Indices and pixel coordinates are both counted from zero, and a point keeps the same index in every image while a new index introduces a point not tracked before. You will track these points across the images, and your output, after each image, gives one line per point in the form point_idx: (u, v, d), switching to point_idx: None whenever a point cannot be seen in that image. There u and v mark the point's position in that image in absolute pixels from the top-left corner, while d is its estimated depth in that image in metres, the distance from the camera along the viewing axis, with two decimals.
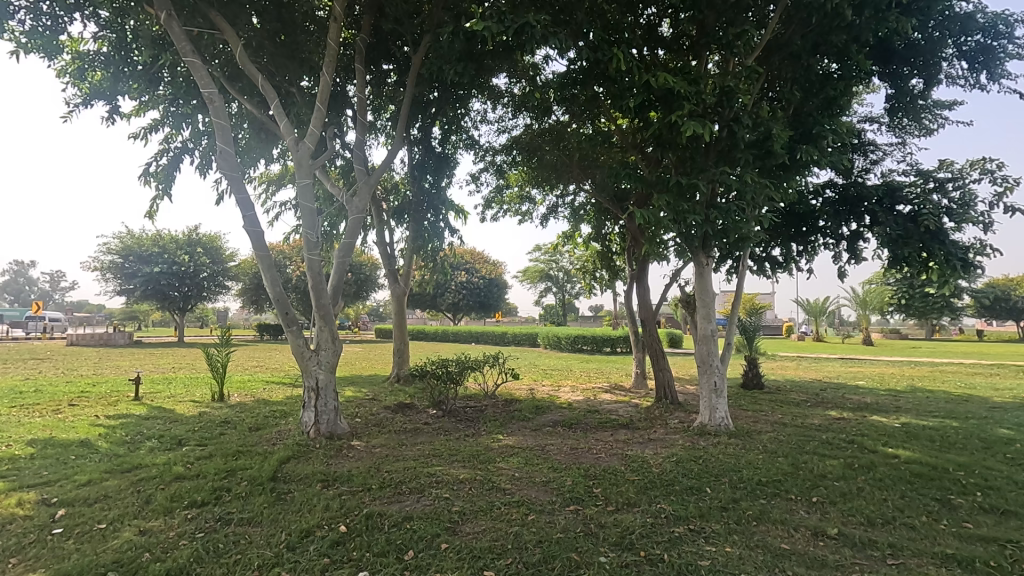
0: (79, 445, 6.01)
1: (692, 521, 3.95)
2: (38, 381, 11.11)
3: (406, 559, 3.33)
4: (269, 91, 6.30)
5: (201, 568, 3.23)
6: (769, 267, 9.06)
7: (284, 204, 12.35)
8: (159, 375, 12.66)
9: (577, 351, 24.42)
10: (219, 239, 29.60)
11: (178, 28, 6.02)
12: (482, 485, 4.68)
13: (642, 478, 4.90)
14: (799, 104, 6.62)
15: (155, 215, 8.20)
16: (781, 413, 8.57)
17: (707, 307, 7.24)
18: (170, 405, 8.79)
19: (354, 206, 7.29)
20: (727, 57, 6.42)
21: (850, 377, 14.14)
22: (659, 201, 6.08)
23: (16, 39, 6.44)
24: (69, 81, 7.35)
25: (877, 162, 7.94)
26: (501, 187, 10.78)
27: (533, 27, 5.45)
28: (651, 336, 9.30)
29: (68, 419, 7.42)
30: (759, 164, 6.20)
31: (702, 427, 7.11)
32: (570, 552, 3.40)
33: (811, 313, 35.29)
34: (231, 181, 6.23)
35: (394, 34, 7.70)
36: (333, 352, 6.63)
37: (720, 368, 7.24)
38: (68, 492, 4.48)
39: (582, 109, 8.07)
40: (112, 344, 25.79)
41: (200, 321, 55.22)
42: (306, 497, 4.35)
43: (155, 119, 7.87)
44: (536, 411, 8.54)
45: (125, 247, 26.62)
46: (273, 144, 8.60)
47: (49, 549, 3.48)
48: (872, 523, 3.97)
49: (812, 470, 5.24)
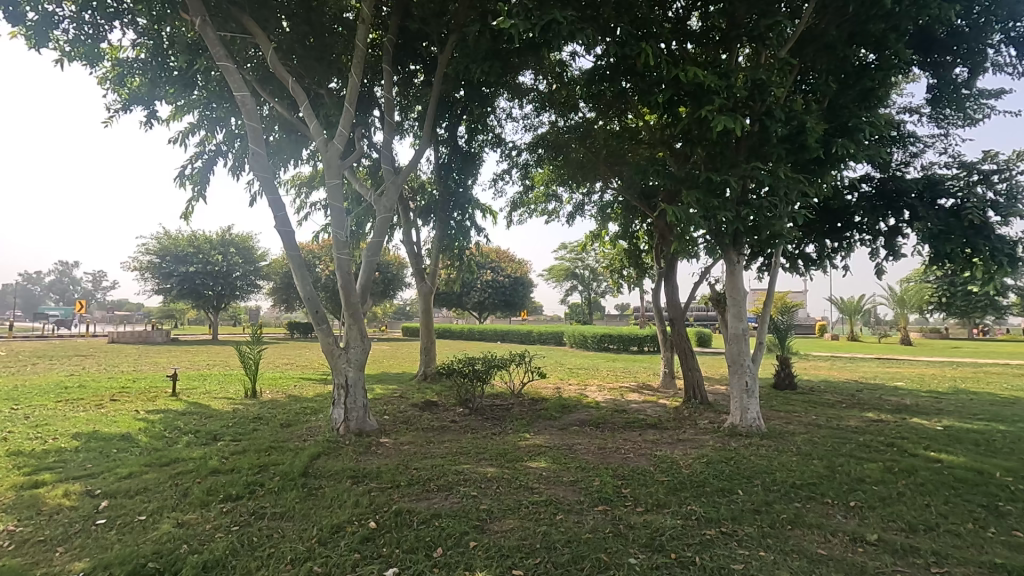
0: (120, 439, 6.22)
1: (724, 524, 3.87)
2: (83, 377, 11.52)
3: (435, 556, 3.35)
4: (299, 93, 6.39)
5: (237, 561, 3.30)
6: (803, 264, 8.85)
7: (316, 205, 12.49)
8: (195, 372, 12.95)
9: (603, 350, 24.36)
10: (251, 239, 30.34)
11: (212, 33, 6.10)
12: (509, 484, 4.68)
13: (671, 479, 4.83)
14: (835, 96, 6.43)
15: (191, 217, 8.43)
16: (815, 414, 8.33)
17: (739, 305, 7.06)
18: (206, 401, 9.01)
19: (382, 206, 7.30)
20: (759, 50, 6.28)
21: (889, 379, 13.41)
22: (688, 197, 5.98)
23: (61, 48, 6.68)
24: (111, 87, 7.63)
25: (918, 155, 7.65)
26: (527, 187, 10.86)
27: (561, 24, 5.41)
28: (680, 335, 9.14)
29: (110, 414, 7.66)
30: (792, 159, 6.06)
31: (733, 427, 6.96)
32: (599, 553, 3.38)
33: (846, 312, 34.37)
34: (263, 182, 6.34)
35: (420, 34, 7.72)
36: (362, 350, 6.69)
37: (753, 368, 7.07)
38: (110, 484, 4.65)
39: (610, 106, 8.03)
40: (150, 341, 26.65)
41: (233, 319, 56.64)
42: (336, 493, 4.41)
43: (191, 123, 8.09)
44: (562, 411, 8.50)
45: (162, 247, 27.54)
46: (303, 145, 8.77)
47: (93, 539, 3.61)
48: (914, 529, 3.83)
49: (849, 473, 5.08)
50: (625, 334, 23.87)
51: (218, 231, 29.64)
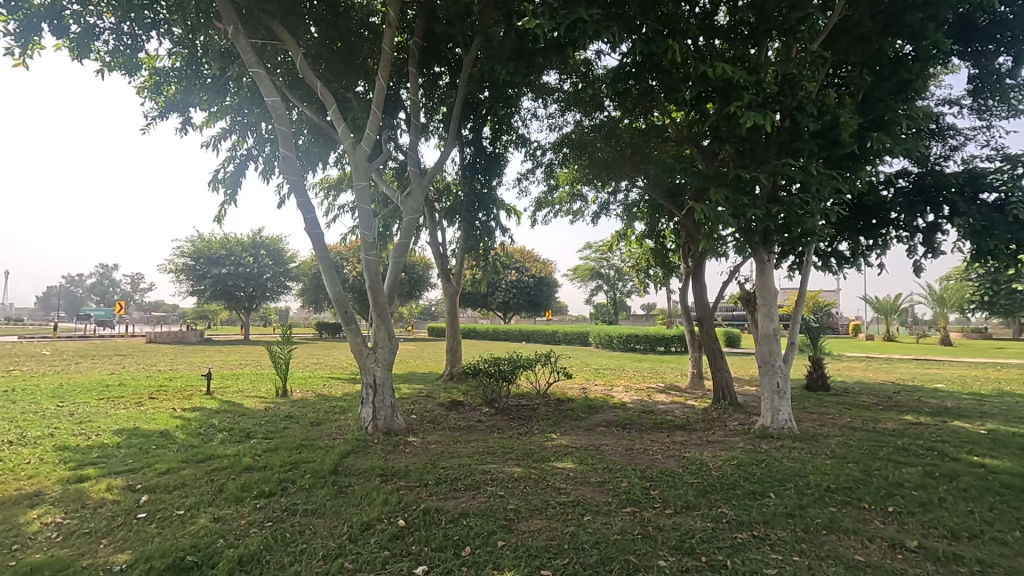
0: (159, 436, 6.43)
1: (755, 527, 3.80)
2: (123, 375, 11.93)
3: (464, 555, 3.37)
4: (328, 98, 6.51)
5: (271, 556, 3.37)
6: (836, 263, 8.62)
7: (344, 207, 12.69)
8: (229, 371, 13.29)
9: (629, 350, 24.14)
10: (281, 242, 31.00)
11: (245, 41, 6.25)
12: (536, 484, 4.68)
13: (701, 481, 4.76)
14: (869, 89, 6.24)
15: (223, 220, 8.66)
16: (850, 417, 8.10)
17: (770, 305, 6.92)
18: (239, 399, 9.24)
19: (409, 207, 7.38)
20: (790, 43, 6.15)
21: (928, 381, 12.96)
22: (717, 196, 5.89)
23: (101, 59, 6.93)
24: (148, 96, 7.89)
25: (958, 149, 7.38)
26: (552, 187, 10.85)
27: (587, 23, 5.39)
28: (708, 335, 9.00)
29: (149, 411, 7.92)
30: (824, 155, 5.91)
31: (764, 429, 6.82)
32: (628, 554, 3.35)
33: (882, 311, 33.35)
34: (293, 185, 6.48)
35: (445, 37, 7.77)
36: (389, 350, 6.77)
37: (784, 369, 6.92)
38: (150, 479, 4.81)
39: (635, 105, 7.96)
40: (185, 340, 27.45)
41: (263, 319, 57.95)
42: (366, 491, 4.47)
43: (223, 129, 8.31)
44: (589, 411, 8.46)
45: (196, 250, 28.36)
46: (331, 148, 8.92)
47: (135, 532, 3.73)
48: (957, 536, 3.70)
49: (886, 478, 4.93)
50: (652, 334, 23.62)
51: (250, 234, 30.38)
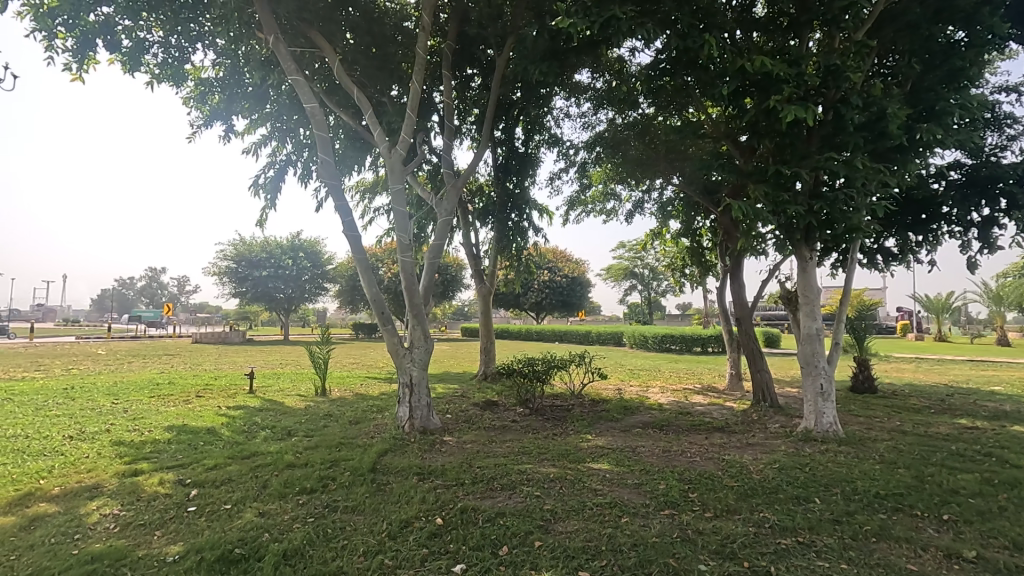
0: (206, 432, 6.68)
1: (800, 533, 3.69)
2: (172, 374, 12.43)
3: (501, 554, 3.38)
4: (364, 102, 6.62)
5: (314, 550, 3.46)
6: (882, 260, 8.30)
7: (380, 209, 12.92)
8: (270, 371, 13.70)
9: (664, 350, 23.77)
10: (319, 244, 31.76)
11: (284, 49, 6.40)
12: (572, 485, 4.65)
13: (741, 485, 4.65)
14: (919, 79, 5.98)
15: (264, 224, 8.93)
16: (900, 420, 7.77)
17: (812, 304, 6.71)
18: (280, 398, 9.51)
19: (443, 209, 7.46)
20: (832, 34, 5.95)
21: (985, 383, 12.32)
22: (756, 192, 5.75)
23: (151, 71, 7.24)
24: (193, 105, 8.20)
25: (1016, 138, 7.00)
26: (585, 186, 10.79)
27: (621, 20, 5.33)
28: (747, 335, 8.79)
29: (196, 409, 8.23)
30: (870, 148, 5.70)
31: (807, 432, 6.61)
32: (667, 558, 3.30)
33: (932, 310, 31.88)
34: (332, 189, 6.63)
35: (478, 39, 7.82)
36: (425, 350, 6.86)
37: (828, 370, 6.69)
38: (199, 474, 5.00)
39: (670, 101, 7.85)
40: (229, 341, 28.43)
41: (302, 320, 59.49)
42: (404, 489, 4.54)
43: (263, 135, 8.57)
44: (624, 412, 8.37)
45: (238, 253, 29.32)
46: (366, 152, 9.10)
47: (186, 524, 3.89)
48: (1020, 548, 3.50)
49: (940, 484, 4.71)
50: (688, 334, 23.21)
51: (289, 237, 31.24)
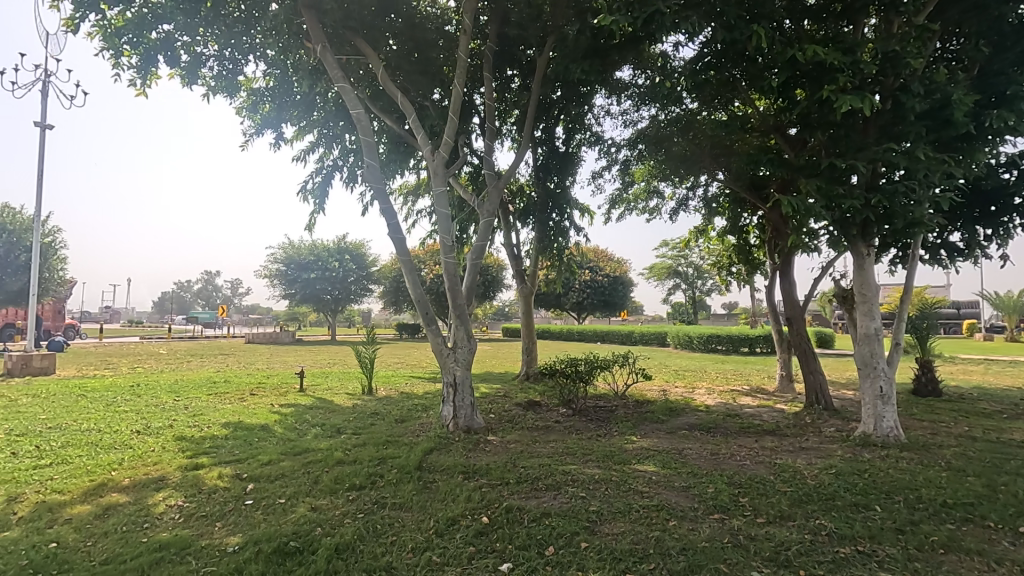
0: (260, 429, 6.95)
1: (860, 542, 3.53)
2: (228, 373, 13.00)
3: (547, 555, 3.38)
4: (407, 107, 6.75)
5: (365, 546, 3.55)
6: (947, 255, 7.84)
7: (422, 211, 13.12)
8: (319, 370, 14.13)
9: (710, 351, 23.17)
10: (364, 247, 32.53)
11: (331, 58, 6.61)
12: (618, 487, 4.60)
13: (795, 490, 4.49)
14: (987, 62, 5.62)
15: (312, 228, 9.22)
16: (968, 425, 7.32)
17: (870, 302, 6.40)
18: (329, 397, 9.79)
19: (484, 210, 7.51)
20: (890, 18, 5.66)
21: None
22: (808, 186, 5.54)
23: (207, 84, 7.60)
24: (246, 115, 8.55)
25: None
26: (627, 184, 10.65)
27: (664, 15, 5.24)
28: (799, 335, 8.47)
29: (250, 407, 8.57)
30: (933, 137, 5.39)
31: (866, 437, 6.31)
32: (718, 563, 3.22)
33: (1003, 308, 29.86)
34: (377, 193, 6.78)
35: (518, 39, 7.84)
36: (468, 350, 6.93)
37: (888, 372, 6.37)
38: (255, 469, 5.21)
39: (715, 95, 7.65)
40: (280, 341, 29.48)
41: (348, 321, 61.09)
42: (449, 488, 4.60)
43: (311, 142, 8.86)
44: (669, 414, 8.21)
45: (288, 256, 30.37)
46: (409, 155, 9.27)
47: (244, 517, 4.06)
48: None
49: (1016, 495, 4.41)
50: (735, 334, 22.54)
51: (335, 240, 32.14)
